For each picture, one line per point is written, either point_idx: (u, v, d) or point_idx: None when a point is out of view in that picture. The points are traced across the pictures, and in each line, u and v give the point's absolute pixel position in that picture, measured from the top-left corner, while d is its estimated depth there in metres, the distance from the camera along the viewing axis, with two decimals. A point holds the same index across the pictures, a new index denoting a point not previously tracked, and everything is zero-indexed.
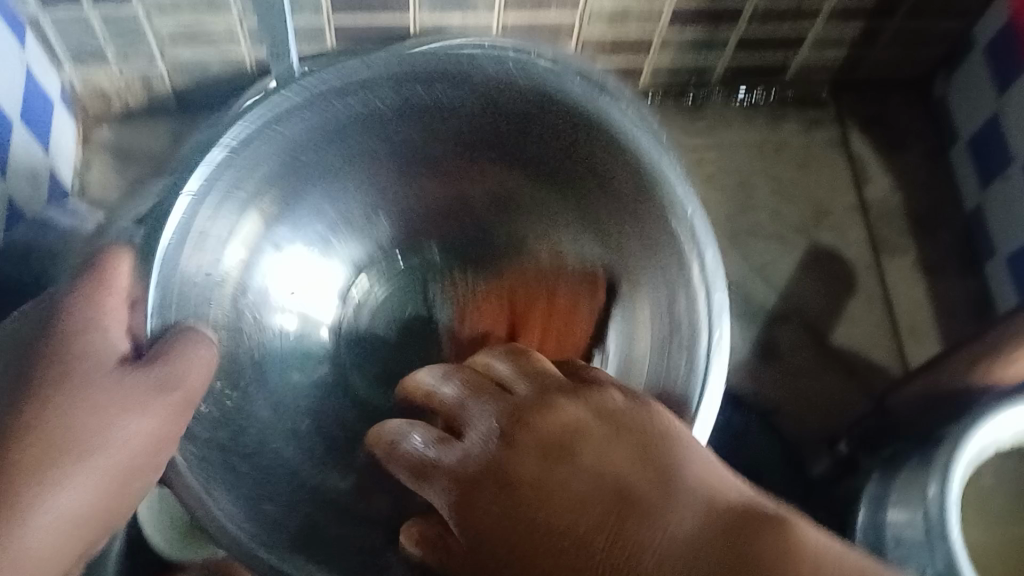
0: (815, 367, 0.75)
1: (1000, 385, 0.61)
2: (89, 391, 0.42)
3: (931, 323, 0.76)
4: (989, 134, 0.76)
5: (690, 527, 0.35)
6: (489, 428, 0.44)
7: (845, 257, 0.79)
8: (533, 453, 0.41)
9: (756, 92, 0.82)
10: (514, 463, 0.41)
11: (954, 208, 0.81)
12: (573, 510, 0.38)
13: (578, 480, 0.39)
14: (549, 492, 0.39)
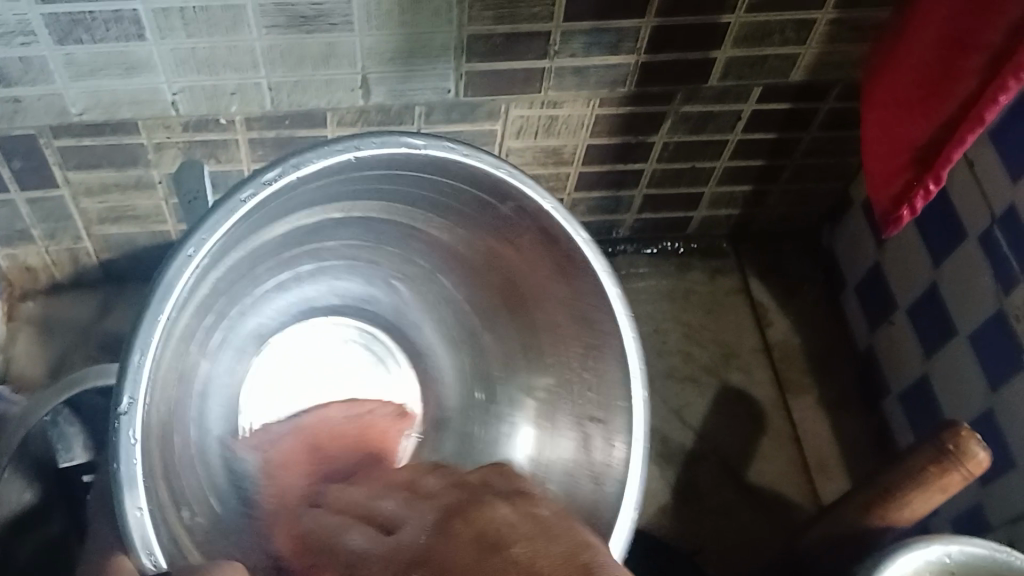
0: (731, 504, 0.79)
1: (899, 525, 0.65)
2: None
3: (836, 459, 0.81)
4: (873, 280, 0.83)
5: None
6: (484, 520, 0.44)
7: (753, 398, 0.84)
8: (488, 511, 0.45)
9: (664, 245, 0.89)
10: (449, 556, 0.42)
11: (849, 346, 0.86)
12: None
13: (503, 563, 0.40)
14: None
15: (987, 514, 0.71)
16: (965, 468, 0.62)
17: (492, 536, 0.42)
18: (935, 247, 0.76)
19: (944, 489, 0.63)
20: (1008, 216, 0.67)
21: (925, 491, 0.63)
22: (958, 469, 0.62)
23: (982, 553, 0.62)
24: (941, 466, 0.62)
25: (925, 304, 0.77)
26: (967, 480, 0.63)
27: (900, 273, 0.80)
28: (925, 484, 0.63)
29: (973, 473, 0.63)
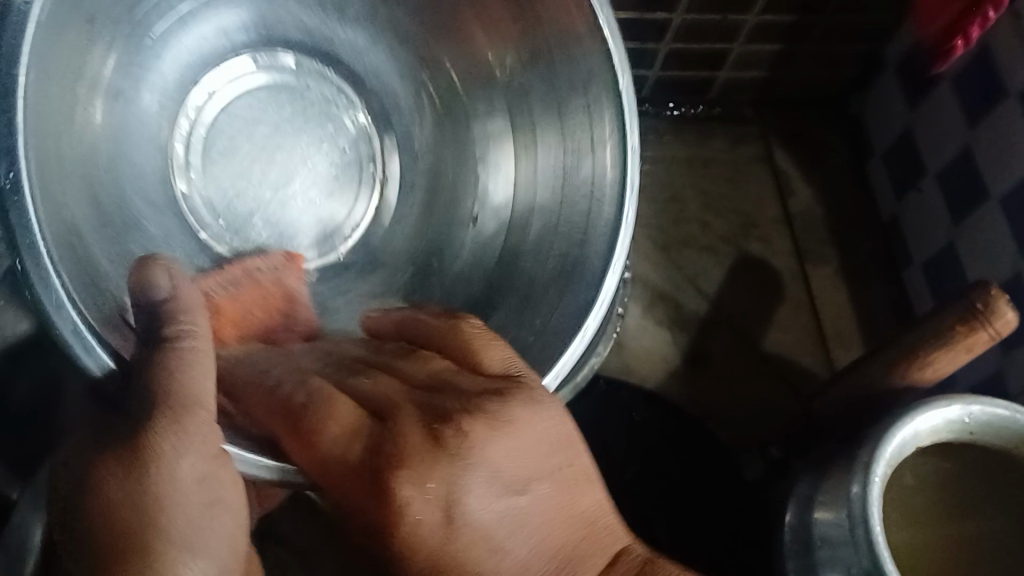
0: (745, 369, 0.77)
1: (920, 385, 0.63)
2: None
3: (853, 326, 0.80)
4: (902, 146, 0.81)
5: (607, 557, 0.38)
6: (501, 487, 0.35)
7: (772, 267, 0.81)
8: (480, 480, 0.34)
9: (686, 108, 0.85)
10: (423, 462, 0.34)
11: (872, 216, 0.85)
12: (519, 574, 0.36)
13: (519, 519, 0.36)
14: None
15: (1008, 380, 0.70)
16: (993, 327, 0.59)
17: (513, 484, 0.35)
18: (971, 105, 0.73)
19: (969, 348, 0.60)
20: None
21: (950, 349, 0.60)
22: (986, 328, 0.60)
23: (1003, 414, 0.59)
24: (968, 325, 0.60)
25: (957, 168, 0.75)
26: (993, 340, 0.61)
27: (931, 137, 0.77)
28: (950, 343, 0.60)
29: (1001, 333, 0.60)
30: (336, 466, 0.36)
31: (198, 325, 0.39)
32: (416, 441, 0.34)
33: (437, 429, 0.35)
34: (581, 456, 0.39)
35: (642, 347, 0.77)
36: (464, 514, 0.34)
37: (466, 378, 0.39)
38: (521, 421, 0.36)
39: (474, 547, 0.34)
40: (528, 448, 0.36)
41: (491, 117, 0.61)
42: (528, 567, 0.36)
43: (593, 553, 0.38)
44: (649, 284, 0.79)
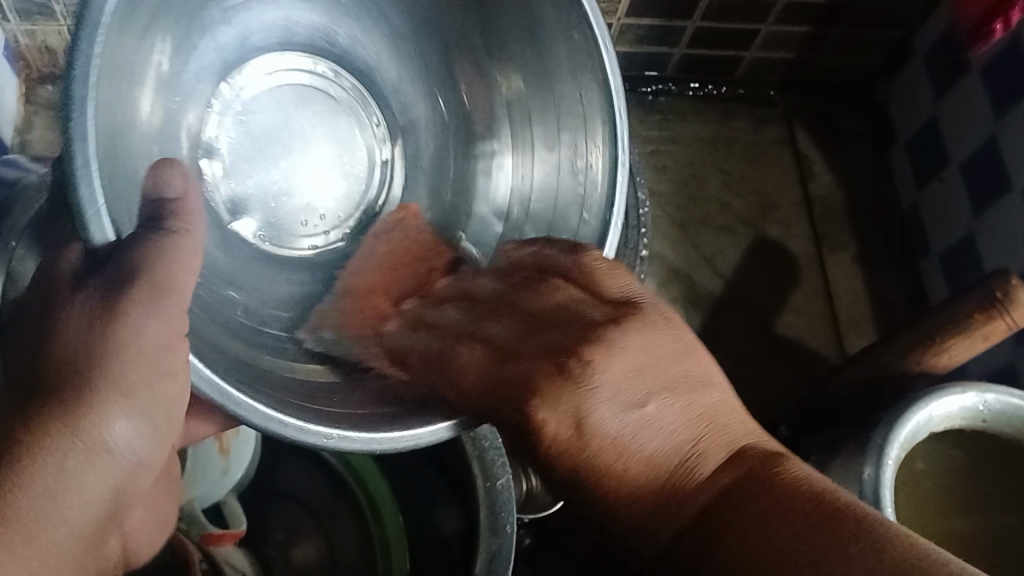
0: (758, 351, 0.77)
1: (934, 371, 0.63)
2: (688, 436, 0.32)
3: (867, 314, 0.80)
4: (926, 135, 0.81)
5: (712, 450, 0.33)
6: (621, 400, 0.32)
7: (788, 250, 0.81)
8: (603, 404, 0.32)
9: (709, 88, 0.85)
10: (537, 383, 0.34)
11: (892, 204, 0.84)
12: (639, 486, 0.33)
13: (663, 433, 0.33)
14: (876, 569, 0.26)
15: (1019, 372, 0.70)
16: (1013, 316, 0.59)
17: (632, 399, 0.33)
18: (999, 96, 0.73)
19: (987, 336, 0.60)
20: None
21: (969, 337, 0.61)
22: (1005, 317, 0.59)
23: (1018, 403, 0.60)
24: (987, 314, 0.59)
25: (980, 158, 0.75)
26: (1011, 330, 0.60)
27: (956, 125, 0.77)
28: (970, 331, 0.60)
29: (1020, 322, 0.60)
30: (473, 388, 0.38)
31: (196, 228, 0.35)
32: (556, 381, 0.33)
33: (563, 362, 0.33)
34: (710, 365, 0.35)
35: None
36: (595, 425, 0.32)
37: (592, 307, 0.37)
38: (633, 340, 0.34)
39: (613, 452, 0.32)
40: (641, 355, 0.33)
41: (496, 113, 0.54)
42: (679, 456, 0.33)
43: (717, 436, 0.33)
44: (666, 262, 0.79)
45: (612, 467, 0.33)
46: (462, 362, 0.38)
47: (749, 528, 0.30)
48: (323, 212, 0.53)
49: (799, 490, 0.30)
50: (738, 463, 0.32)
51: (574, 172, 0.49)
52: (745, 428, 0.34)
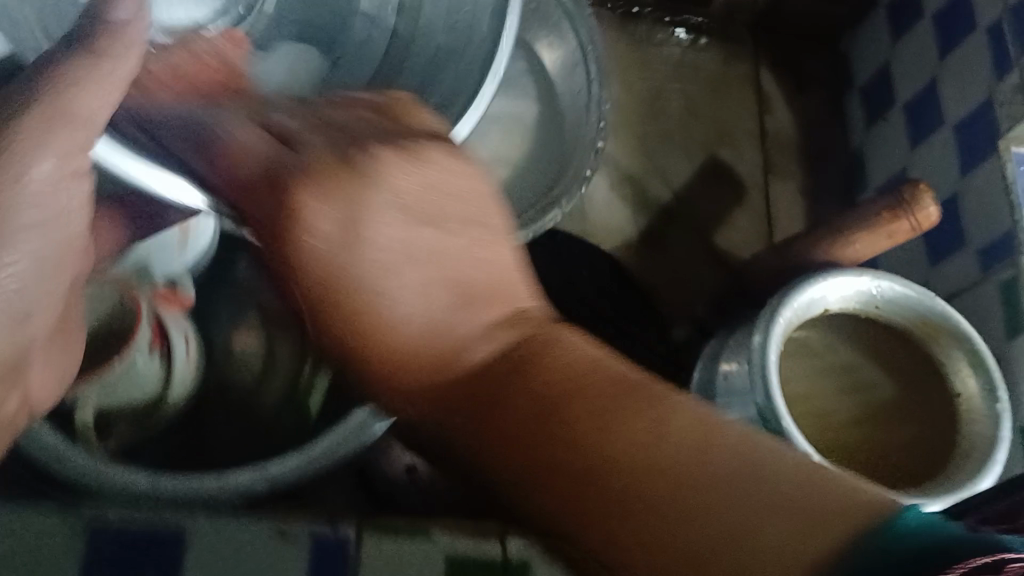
0: (695, 252, 0.85)
1: (841, 263, 0.69)
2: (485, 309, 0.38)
3: (801, 218, 0.88)
4: (879, 81, 0.86)
5: (477, 326, 0.38)
6: (400, 220, 0.37)
7: (736, 172, 0.89)
8: (341, 214, 0.36)
9: (684, 19, 0.91)
10: (315, 277, 0.37)
11: (841, 144, 0.91)
12: (573, 375, 0.35)
13: (406, 306, 0.38)
14: (617, 414, 0.33)
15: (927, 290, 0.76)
16: (915, 219, 0.65)
17: (422, 215, 0.38)
18: (943, 42, 0.78)
19: (890, 235, 0.66)
20: None
21: (872, 233, 0.67)
22: (908, 218, 0.65)
23: (911, 295, 0.65)
24: (892, 212, 0.65)
25: (923, 100, 0.80)
26: (915, 234, 0.66)
27: (905, 74, 0.83)
28: (874, 227, 0.66)
29: (922, 227, 0.66)
30: (249, 184, 0.39)
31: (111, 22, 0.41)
32: (325, 164, 0.37)
33: (349, 152, 0.37)
34: (488, 213, 0.40)
35: (604, 219, 0.84)
36: (314, 232, 0.37)
37: (381, 124, 0.41)
38: (437, 162, 0.39)
39: (344, 295, 0.38)
40: (440, 186, 0.39)
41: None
42: (442, 321, 0.38)
43: (489, 300, 0.39)
44: (620, 166, 0.86)
45: (392, 348, 0.38)
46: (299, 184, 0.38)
47: (493, 408, 0.35)
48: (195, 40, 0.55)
49: (549, 373, 0.35)
50: (517, 334, 0.38)
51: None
52: (526, 294, 0.40)
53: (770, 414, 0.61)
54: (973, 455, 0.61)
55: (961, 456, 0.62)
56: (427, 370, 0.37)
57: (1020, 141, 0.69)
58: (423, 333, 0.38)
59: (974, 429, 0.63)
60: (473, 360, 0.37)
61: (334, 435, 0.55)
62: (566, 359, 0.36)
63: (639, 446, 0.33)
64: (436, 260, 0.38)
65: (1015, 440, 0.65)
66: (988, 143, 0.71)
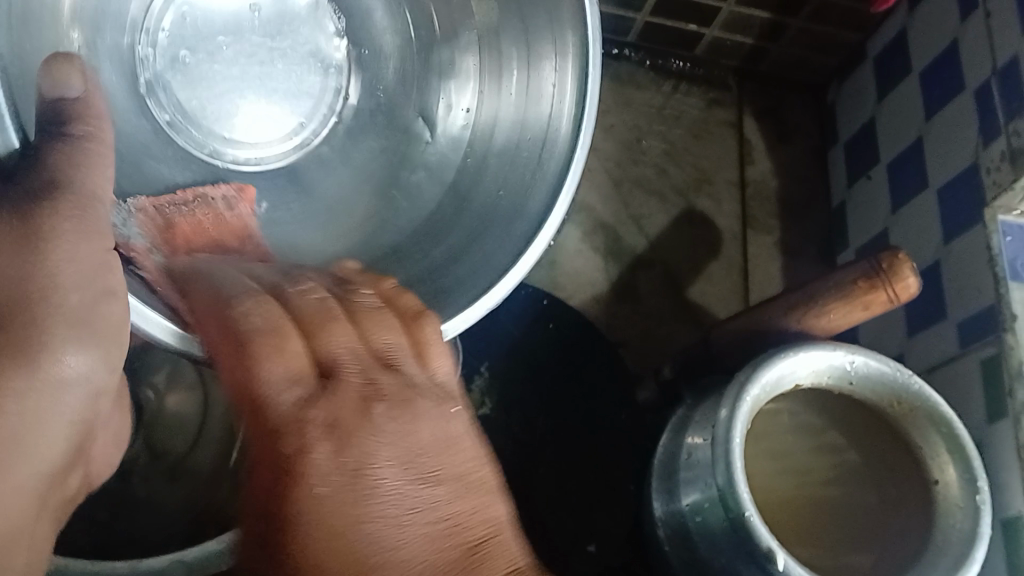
0: (667, 307, 0.81)
1: (813, 333, 0.65)
2: (449, 571, 0.37)
3: (778, 275, 0.85)
4: (864, 136, 0.83)
5: (417, 531, 0.37)
6: (411, 477, 0.39)
7: (714, 224, 0.85)
8: (388, 454, 0.39)
9: (667, 61, 0.89)
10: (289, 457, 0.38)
11: (823, 201, 0.88)
12: (406, 567, 0.37)
13: (372, 474, 0.38)
14: None
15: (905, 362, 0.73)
16: (893, 289, 0.61)
17: (417, 475, 0.39)
18: (931, 101, 0.75)
19: (866, 306, 0.63)
20: (1007, 68, 0.66)
21: (848, 303, 0.63)
22: (885, 288, 0.62)
23: (885, 370, 0.62)
24: (869, 282, 0.62)
25: (907, 159, 0.77)
26: (892, 305, 0.63)
27: (889, 131, 0.80)
28: (851, 297, 0.62)
29: (900, 298, 0.62)
30: (268, 413, 0.39)
31: (98, 129, 0.44)
32: (349, 403, 0.39)
33: (368, 390, 0.40)
34: (493, 475, 0.42)
35: (574, 268, 0.80)
36: (375, 482, 0.38)
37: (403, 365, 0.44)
38: (436, 427, 0.41)
39: (376, 543, 0.37)
40: (415, 438, 0.40)
41: (457, 48, 0.66)
42: (431, 557, 0.37)
43: (494, 557, 0.38)
44: (594, 214, 0.83)
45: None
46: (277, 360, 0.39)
47: None
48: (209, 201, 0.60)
49: None
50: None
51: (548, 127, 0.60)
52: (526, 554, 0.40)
53: (733, 499, 0.56)
54: (945, 553, 0.58)
55: (934, 551, 0.58)
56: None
57: (1006, 209, 0.65)
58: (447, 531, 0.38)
59: (949, 521, 0.59)
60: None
61: None
62: None
63: None
64: (435, 438, 0.40)
65: (994, 531, 0.62)
66: (974, 213, 0.67)
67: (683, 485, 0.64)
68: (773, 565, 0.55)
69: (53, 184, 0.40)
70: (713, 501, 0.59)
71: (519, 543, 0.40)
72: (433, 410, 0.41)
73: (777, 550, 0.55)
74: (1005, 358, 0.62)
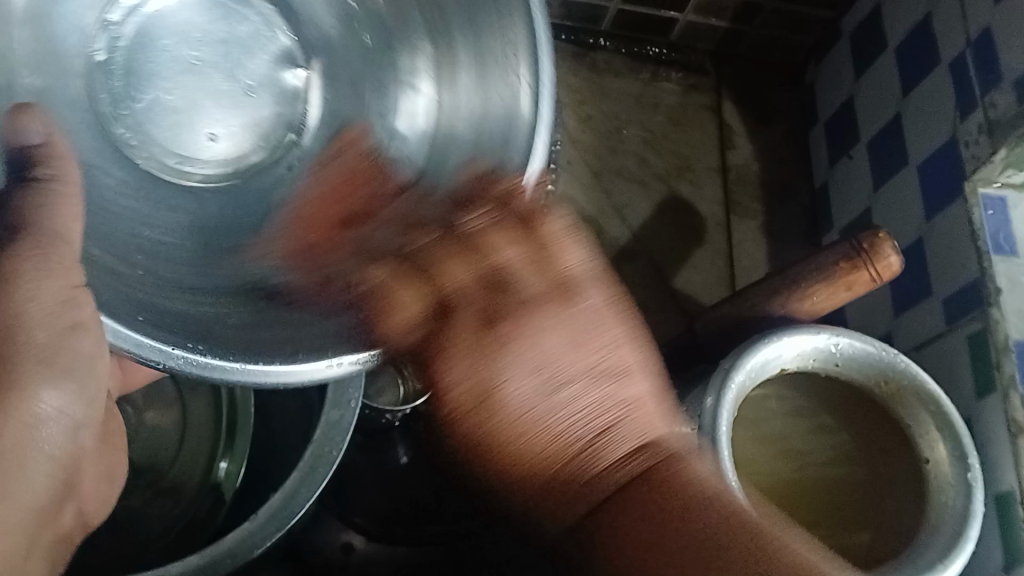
0: (653, 297, 0.81)
1: (798, 316, 0.65)
2: (566, 434, 0.42)
3: (763, 258, 0.84)
4: (843, 115, 0.83)
5: (564, 420, 0.42)
6: (542, 380, 0.42)
7: (697, 211, 0.85)
8: (523, 365, 0.41)
9: (643, 48, 0.88)
10: (486, 382, 0.41)
11: (805, 182, 0.87)
12: (542, 444, 0.42)
13: (529, 381, 0.42)
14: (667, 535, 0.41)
15: (893, 340, 0.72)
16: (874, 268, 0.61)
17: (562, 381, 0.42)
18: (907, 77, 0.74)
19: (848, 287, 0.62)
20: (981, 40, 0.65)
21: (831, 284, 0.62)
22: (867, 267, 0.61)
23: (871, 351, 0.61)
24: (851, 261, 0.61)
25: (886, 135, 0.76)
26: (875, 284, 0.62)
27: (867, 108, 0.79)
28: (834, 278, 0.62)
29: (882, 277, 0.62)
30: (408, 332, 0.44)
31: (67, 171, 0.42)
32: (466, 335, 0.42)
33: (486, 324, 0.42)
34: (629, 362, 0.44)
35: None
36: (503, 390, 0.41)
37: (524, 283, 0.42)
38: (583, 314, 0.43)
39: (526, 435, 0.42)
40: (572, 327, 0.42)
41: (411, 39, 0.60)
42: (563, 428, 0.42)
43: (624, 431, 0.43)
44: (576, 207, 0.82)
45: (517, 451, 0.42)
46: (397, 305, 0.44)
47: (631, 517, 0.42)
48: (342, 150, 0.58)
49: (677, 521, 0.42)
50: (642, 463, 0.43)
51: (510, 102, 0.54)
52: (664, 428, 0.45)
53: None
54: (940, 530, 0.57)
55: (929, 529, 0.58)
56: (551, 471, 0.42)
57: (986, 182, 0.65)
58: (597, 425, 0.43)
59: (942, 499, 0.59)
60: (599, 489, 0.43)
61: (252, 525, 0.51)
62: (679, 491, 0.43)
63: (642, 521, 0.42)
64: (562, 343, 0.42)
65: (987, 505, 0.61)
66: (954, 187, 0.67)
67: None
68: None
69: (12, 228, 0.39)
70: None
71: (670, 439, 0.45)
72: (596, 316, 0.43)
73: None
74: (991, 333, 0.61)
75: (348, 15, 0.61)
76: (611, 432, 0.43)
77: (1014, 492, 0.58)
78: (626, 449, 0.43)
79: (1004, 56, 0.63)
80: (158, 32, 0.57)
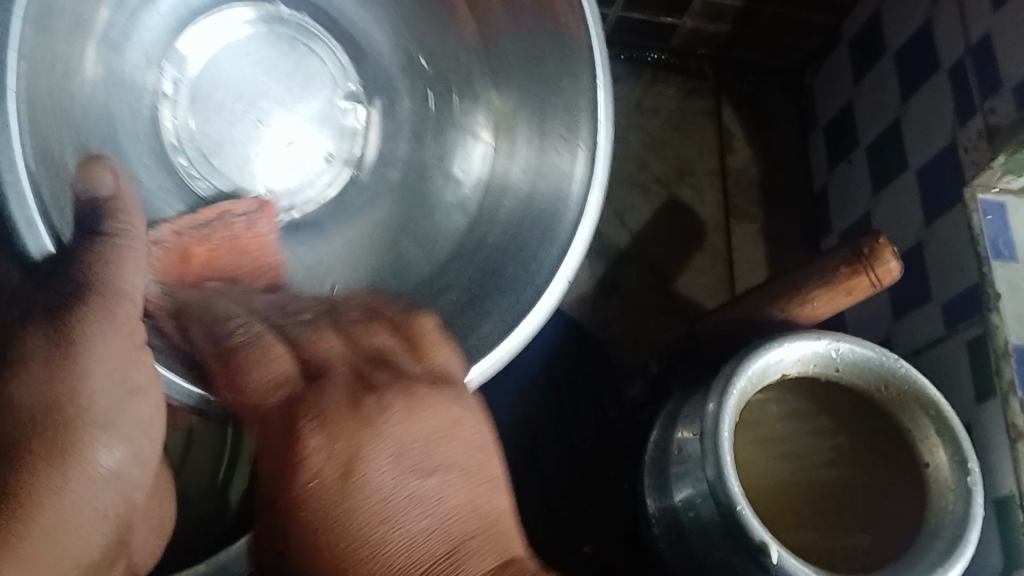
0: (653, 301, 0.81)
1: (798, 322, 0.65)
2: (434, 530, 0.36)
3: (763, 262, 0.84)
4: (842, 120, 0.83)
5: (426, 511, 0.36)
6: (400, 466, 0.37)
7: (696, 215, 0.85)
8: (384, 453, 0.37)
9: (643, 53, 0.88)
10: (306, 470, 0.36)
11: (805, 186, 0.87)
12: (410, 540, 0.36)
13: (377, 455, 0.37)
14: None
15: (893, 344, 0.73)
16: (875, 274, 0.61)
17: (417, 467, 0.37)
18: (907, 81, 0.74)
19: (848, 292, 0.62)
20: (981, 46, 0.65)
21: (833, 290, 0.63)
22: (867, 273, 0.61)
23: (872, 356, 0.61)
24: (851, 267, 0.62)
25: (886, 139, 0.76)
26: (875, 289, 0.63)
27: (867, 113, 0.79)
28: (834, 284, 0.62)
29: (883, 283, 0.62)
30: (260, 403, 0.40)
31: (134, 226, 0.45)
32: (340, 410, 0.38)
33: (360, 397, 0.38)
34: (416, 430, 0.38)
35: None
36: (360, 476, 0.36)
37: (370, 479, 0.36)
38: (434, 401, 0.39)
39: (371, 532, 0.35)
40: (419, 425, 0.38)
41: (474, 103, 0.66)
42: (390, 511, 0.36)
43: (478, 550, 0.36)
44: None
45: (378, 552, 0.35)
46: (261, 362, 0.41)
47: None
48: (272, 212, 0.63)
49: None
50: (496, 558, 0.36)
51: (565, 182, 0.60)
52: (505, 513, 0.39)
53: (723, 492, 0.56)
54: (940, 535, 0.57)
55: (931, 533, 0.58)
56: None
57: (985, 187, 0.65)
58: (412, 497, 0.36)
59: (942, 503, 0.59)
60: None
61: (255, 533, 0.51)
62: None
63: None
64: (413, 423, 0.38)
65: (986, 510, 0.61)
66: (954, 191, 0.67)
67: (674, 481, 0.63)
68: (767, 557, 0.54)
69: (80, 287, 0.41)
70: (704, 494, 0.59)
71: (517, 544, 0.38)
72: (430, 395, 0.40)
73: (770, 542, 0.54)
74: (991, 338, 0.61)
75: (415, 92, 0.69)
76: (353, 497, 0.36)
77: (1013, 496, 0.59)
78: (370, 506, 0.36)
79: (1004, 62, 0.63)
80: (222, 86, 0.66)
